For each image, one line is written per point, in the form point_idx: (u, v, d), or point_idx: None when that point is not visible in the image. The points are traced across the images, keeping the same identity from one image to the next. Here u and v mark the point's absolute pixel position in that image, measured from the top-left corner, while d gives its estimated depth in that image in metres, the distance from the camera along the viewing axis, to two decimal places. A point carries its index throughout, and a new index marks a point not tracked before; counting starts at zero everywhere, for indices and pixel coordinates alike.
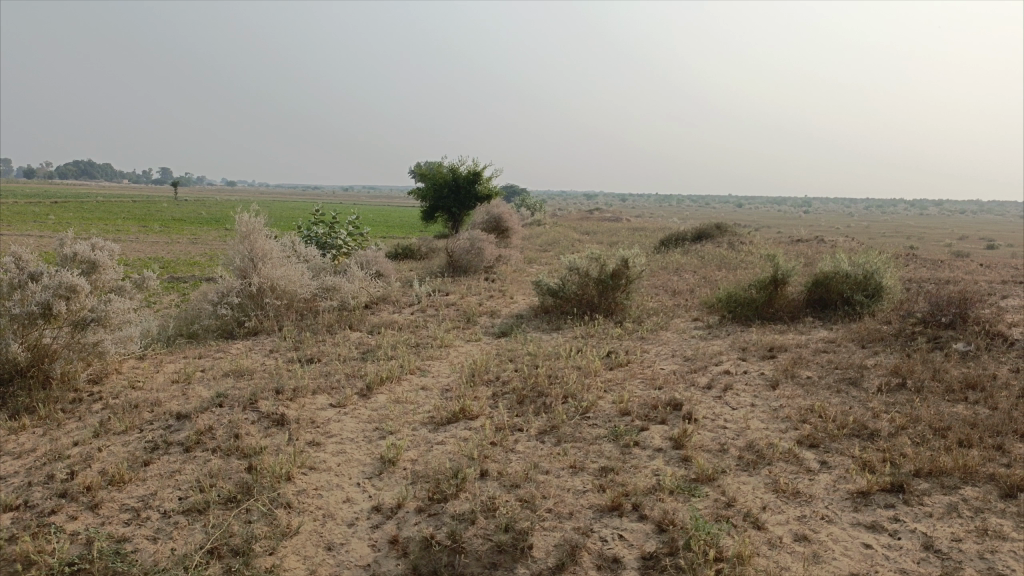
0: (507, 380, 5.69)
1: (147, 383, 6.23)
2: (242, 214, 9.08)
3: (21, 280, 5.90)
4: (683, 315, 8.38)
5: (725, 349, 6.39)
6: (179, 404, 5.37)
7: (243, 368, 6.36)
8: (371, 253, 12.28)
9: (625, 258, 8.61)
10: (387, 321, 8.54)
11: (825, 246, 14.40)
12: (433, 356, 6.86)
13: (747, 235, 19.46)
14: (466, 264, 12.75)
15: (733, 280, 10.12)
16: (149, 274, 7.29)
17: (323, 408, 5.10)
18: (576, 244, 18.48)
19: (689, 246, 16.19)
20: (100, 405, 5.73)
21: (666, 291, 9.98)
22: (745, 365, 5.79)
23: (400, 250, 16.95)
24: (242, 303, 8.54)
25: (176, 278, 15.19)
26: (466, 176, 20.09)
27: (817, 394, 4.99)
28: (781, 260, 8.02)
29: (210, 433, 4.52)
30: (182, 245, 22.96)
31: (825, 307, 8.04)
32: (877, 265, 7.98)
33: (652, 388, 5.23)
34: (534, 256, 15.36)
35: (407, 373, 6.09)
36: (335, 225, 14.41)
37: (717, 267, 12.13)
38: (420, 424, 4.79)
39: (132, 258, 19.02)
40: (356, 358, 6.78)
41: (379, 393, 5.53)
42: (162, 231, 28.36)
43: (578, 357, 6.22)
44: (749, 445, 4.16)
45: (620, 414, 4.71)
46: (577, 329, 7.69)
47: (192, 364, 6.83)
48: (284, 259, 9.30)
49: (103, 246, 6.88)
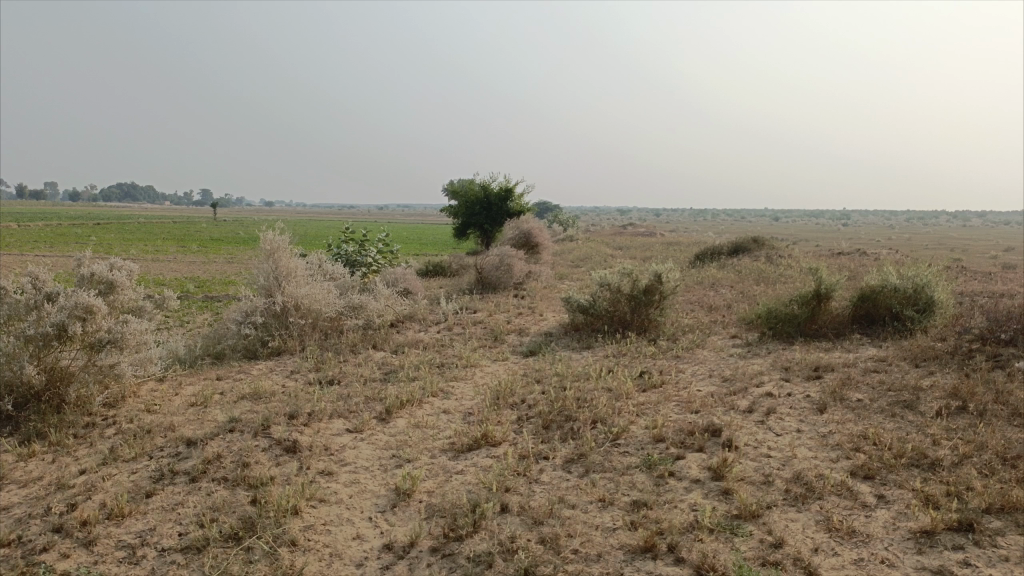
0: (533, 403, 5.37)
1: (164, 407, 6.05)
2: (268, 233, 8.93)
3: (37, 301, 5.78)
4: (721, 332, 8.00)
5: (766, 369, 6.00)
6: (193, 429, 5.16)
7: (262, 391, 6.15)
8: (399, 271, 12.09)
9: (658, 273, 8.26)
10: (413, 340, 8.30)
11: (869, 259, 13.86)
12: (457, 377, 6.58)
13: (785, 248, 18.94)
14: (495, 281, 12.49)
15: (773, 295, 9.70)
16: (170, 294, 7.13)
17: (339, 434, 4.83)
18: (609, 259, 18.12)
19: (725, 261, 15.76)
20: (114, 430, 5.56)
21: (702, 308, 9.59)
22: (788, 386, 5.38)
23: (431, 267, 16.80)
24: (266, 322, 8.38)
25: (208, 298, 15.19)
26: (497, 192, 19.90)
27: (870, 419, 4.59)
28: (824, 274, 7.58)
29: (218, 462, 4.28)
30: (217, 265, 23.08)
31: (872, 323, 7.59)
32: (927, 278, 7.53)
33: (689, 412, 4.87)
34: (567, 272, 15.06)
35: (429, 396, 5.81)
36: (364, 243, 14.27)
37: (755, 282, 11.71)
38: (439, 452, 4.49)
39: (165, 277, 19.19)
40: (377, 379, 6.53)
41: (399, 417, 5.26)
42: (200, 250, 28.79)
43: (609, 379, 5.88)
44: (796, 476, 3.79)
45: (654, 440, 4.36)
46: (608, 347, 7.35)
47: (211, 386, 6.65)
48: (309, 278, 9.12)
49: (122, 266, 6.73)
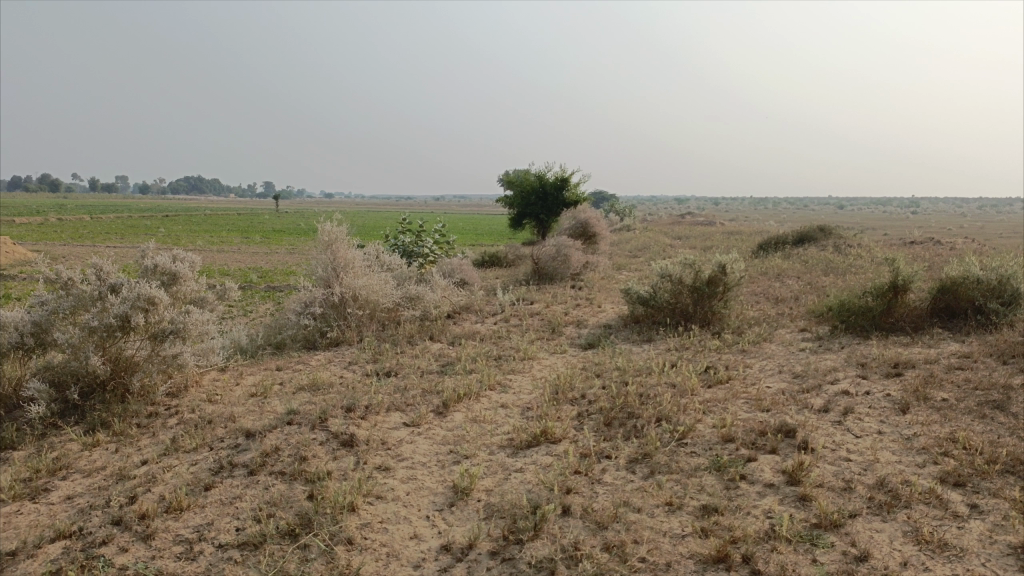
0: (593, 398, 5.20)
1: (224, 397, 6.09)
2: (326, 224, 8.95)
3: (102, 292, 5.87)
4: (789, 326, 7.67)
5: (841, 365, 5.69)
6: (252, 421, 5.16)
7: (320, 382, 6.13)
8: (456, 261, 12.03)
9: (722, 264, 7.98)
10: (470, 331, 8.20)
11: (946, 248, 13.19)
12: (515, 370, 6.45)
13: (853, 238, 18.24)
14: (552, 272, 12.34)
15: (843, 287, 9.29)
16: (230, 284, 7.18)
17: (396, 428, 4.75)
18: (669, 249, 17.75)
19: (791, 250, 15.25)
20: (175, 420, 5.61)
21: (768, 299, 9.24)
22: (866, 384, 5.08)
23: (487, 258, 16.73)
24: (325, 313, 8.41)
25: (269, 287, 15.47)
26: (553, 182, 19.70)
27: (958, 420, 4.27)
28: (901, 265, 7.18)
29: (275, 455, 4.25)
30: (279, 256, 23.54)
31: (953, 316, 7.16)
32: (1014, 268, 7.05)
33: (759, 411, 4.63)
34: (625, 262, 14.80)
35: (486, 389, 5.69)
36: (421, 233, 14.28)
37: (823, 272, 11.26)
38: (498, 449, 4.36)
39: (229, 267, 19.66)
40: (434, 372, 6.45)
41: (456, 411, 5.15)
42: (263, 241, 29.48)
43: (672, 374, 5.66)
44: (879, 482, 3.53)
45: (723, 440, 4.14)
46: (671, 341, 7.12)
47: (270, 376, 6.68)
48: (367, 268, 9.12)
49: (185, 257, 6.79)
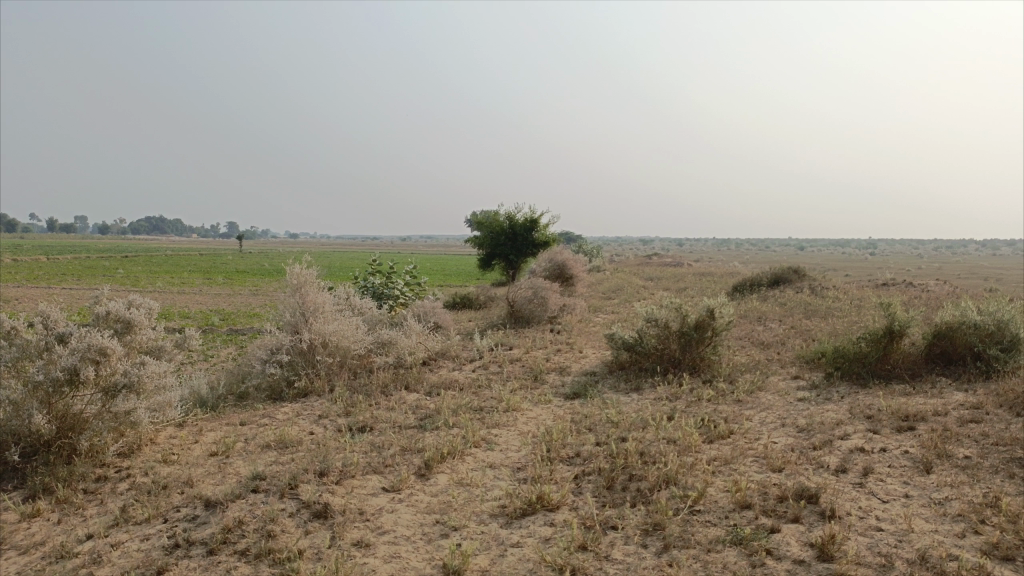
0: (589, 456, 4.80)
1: (182, 457, 5.57)
2: (294, 266, 8.50)
3: (49, 343, 5.35)
4: (781, 373, 7.38)
5: (847, 418, 5.38)
6: (213, 486, 4.66)
7: (288, 440, 5.64)
8: (429, 304, 11.61)
9: (710, 308, 7.68)
10: (447, 380, 7.77)
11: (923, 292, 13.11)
12: (499, 423, 6.03)
13: (826, 279, 18.21)
14: (528, 315, 11.97)
15: (830, 331, 9.06)
16: (190, 332, 6.67)
17: (374, 495, 4.29)
18: (644, 291, 17.52)
19: (767, 292, 15.11)
20: (126, 484, 5.08)
21: (754, 344, 8.97)
22: (879, 439, 4.76)
23: (459, 299, 16.34)
24: (293, 360, 7.92)
25: (233, 331, 14.86)
26: (524, 223, 19.46)
27: (988, 480, 3.95)
28: (896, 310, 6.95)
29: (239, 530, 3.76)
30: (243, 297, 22.87)
31: (950, 363, 6.95)
32: (1011, 313, 6.86)
33: (772, 471, 4.27)
34: (601, 305, 14.50)
35: (471, 447, 5.26)
36: (392, 274, 13.85)
37: (805, 316, 11.05)
38: (489, 518, 3.93)
39: (192, 310, 18.97)
40: (412, 426, 6.00)
41: (440, 473, 4.71)
42: (226, 282, 28.82)
43: (670, 428, 5.29)
44: (920, 557, 3.18)
45: (739, 507, 3.77)
46: (661, 390, 6.77)
47: (232, 433, 6.16)
48: (337, 313, 8.66)
49: (142, 303, 6.29)
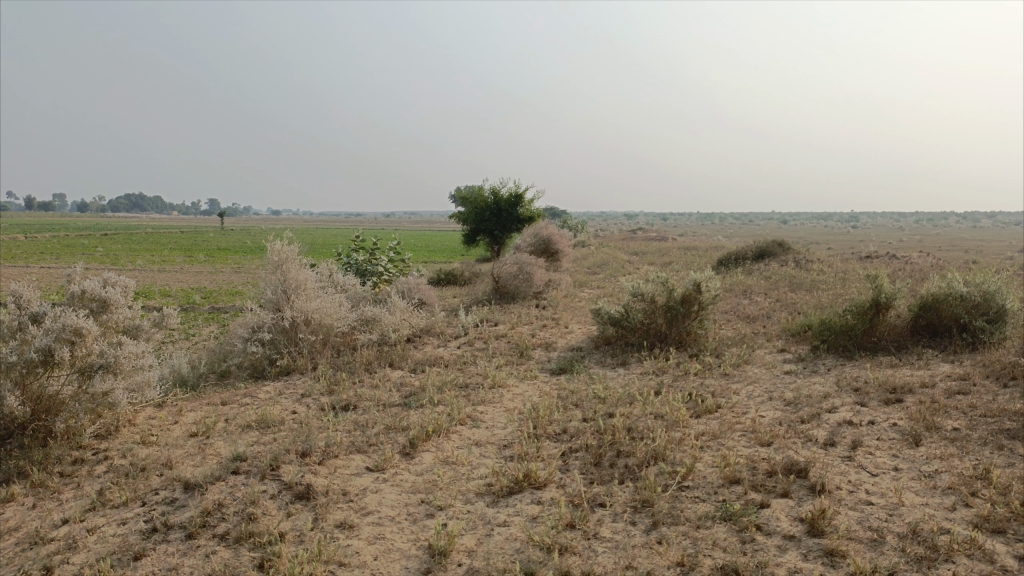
0: (576, 432, 4.73)
1: (162, 438, 5.46)
2: (275, 242, 8.35)
3: (22, 323, 5.20)
4: (767, 346, 7.35)
5: (834, 390, 5.35)
6: (193, 468, 4.56)
7: (270, 420, 5.54)
8: (413, 280, 11.49)
9: (696, 282, 7.62)
10: (432, 357, 7.68)
11: (907, 265, 13.13)
12: (485, 400, 5.96)
13: (810, 253, 18.24)
14: (513, 291, 11.88)
15: (815, 304, 9.05)
16: (168, 311, 6.54)
17: (358, 475, 4.21)
18: (630, 265, 17.46)
19: (752, 266, 15.09)
20: (104, 466, 4.96)
21: (740, 317, 8.94)
22: (867, 412, 4.73)
23: (443, 276, 16.22)
24: (275, 339, 7.80)
25: (215, 309, 14.68)
26: (508, 198, 19.30)
27: (977, 452, 3.93)
28: (883, 282, 6.92)
29: (219, 514, 3.67)
30: (225, 275, 22.60)
31: (936, 334, 6.95)
32: (997, 285, 6.85)
33: (760, 446, 4.23)
34: (586, 280, 14.42)
35: (456, 425, 5.19)
36: (375, 251, 13.69)
37: (791, 289, 11.03)
38: (475, 497, 3.86)
39: (173, 288, 18.71)
40: (397, 404, 5.92)
41: (425, 451, 4.63)
42: (208, 260, 28.50)
43: (658, 403, 5.24)
44: (911, 530, 3.15)
45: (728, 482, 3.72)
46: (647, 365, 6.72)
47: (214, 413, 6.06)
48: (319, 290, 8.53)
49: (117, 282, 6.13)
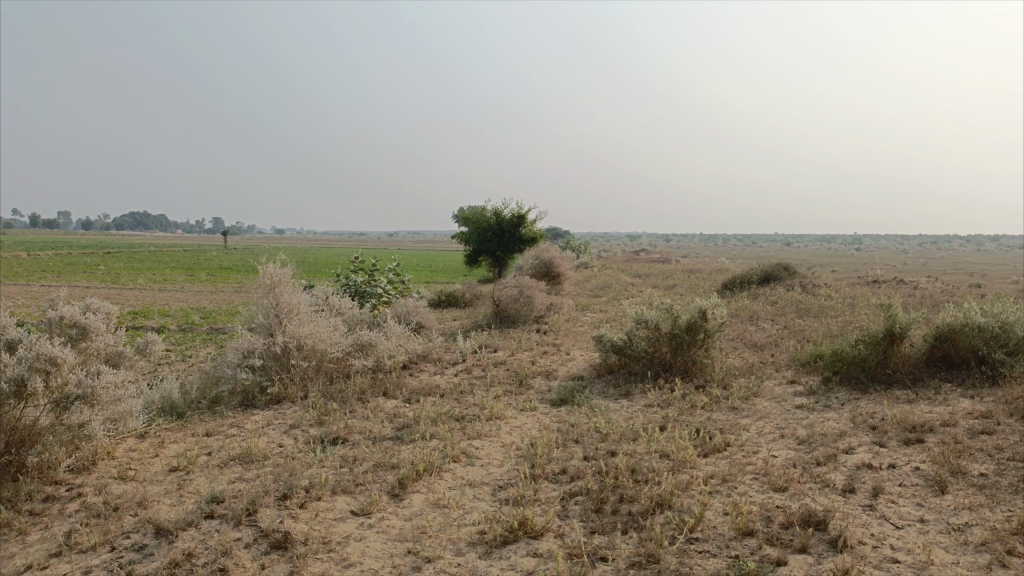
0: (577, 473, 4.45)
1: (140, 472, 5.17)
2: (268, 264, 8.11)
3: None
4: (777, 377, 7.07)
5: (850, 428, 5.07)
6: (168, 509, 4.27)
7: (255, 455, 5.26)
8: (412, 303, 11.24)
9: (702, 310, 7.36)
10: (428, 385, 7.41)
11: (917, 291, 12.85)
12: (482, 434, 5.68)
13: (817, 277, 17.94)
14: (513, 314, 11.62)
15: (826, 332, 8.76)
16: (153, 339, 6.30)
17: (343, 519, 3.93)
18: (633, 288, 17.19)
19: (758, 290, 14.82)
20: (76, 502, 4.67)
21: (747, 345, 8.66)
22: (886, 455, 4.45)
23: (444, 297, 15.98)
24: (266, 365, 7.54)
25: (213, 329, 14.43)
26: (510, 219, 19.10)
27: (1009, 502, 3.65)
28: (897, 311, 6.64)
29: (187, 565, 3.39)
30: (225, 294, 22.41)
31: (953, 367, 6.66)
32: (1016, 315, 6.58)
33: (774, 491, 3.95)
34: (588, 303, 14.17)
35: (449, 462, 4.90)
36: (374, 272, 13.46)
37: (798, 315, 10.76)
38: (467, 547, 3.57)
39: (172, 307, 18.51)
40: (389, 437, 5.64)
41: (415, 492, 4.35)
42: (209, 279, 28.31)
43: (664, 441, 4.95)
44: None
45: (741, 534, 3.44)
46: (651, 396, 6.44)
47: (197, 445, 5.77)
48: (313, 314, 8.27)
49: (99, 307, 5.89)
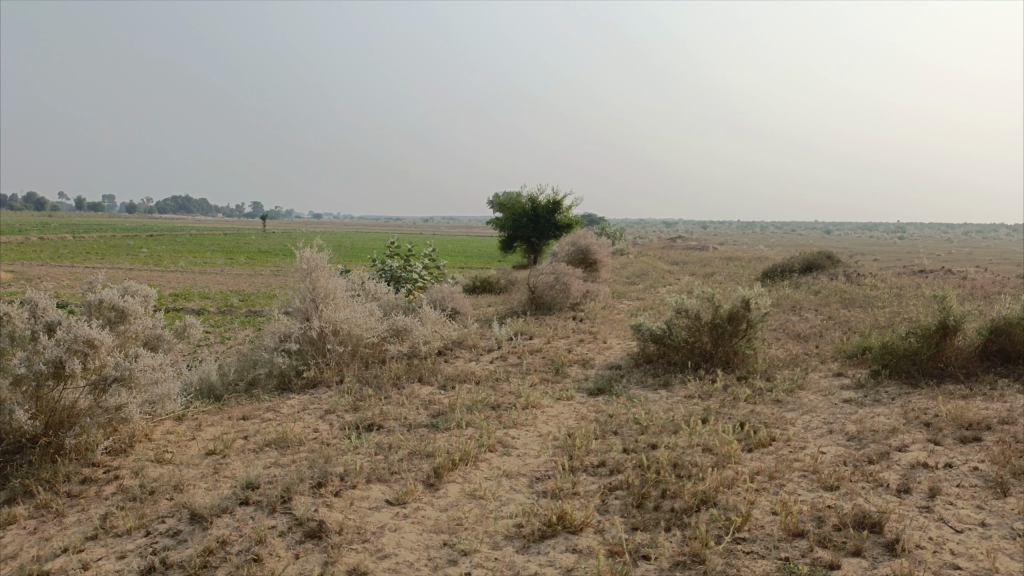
0: (616, 466, 4.33)
1: (177, 455, 5.18)
2: (305, 249, 8.09)
3: (35, 332, 4.95)
4: (822, 369, 6.85)
5: (902, 424, 4.86)
6: (203, 494, 4.26)
7: (290, 441, 5.23)
8: (447, 288, 11.18)
9: (745, 299, 7.15)
10: (463, 372, 7.34)
11: (967, 282, 12.41)
12: (518, 423, 5.58)
13: (861, 266, 17.47)
14: (549, 301, 11.50)
15: (873, 323, 8.48)
16: (191, 322, 6.31)
17: (377, 509, 3.86)
18: (670, 276, 16.94)
19: (799, 279, 14.48)
20: (113, 484, 4.68)
21: (790, 336, 8.43)
22: (943, 453, 4.25)
23: (479, 283, 15.91)
24: (302, 349, 7.53)
25: (251, 312, 14.56)
26: (545, 205, 18.93)
27: None
28: (951, 303, 6.38)
29: (222, 554, 3.36)
30: (263, 278, 22.62)
31: (1009, 361, 6.39)
32: None
33: (824, 490, 3.79)
34: (625, 291, 13.98)
35: (486, 452, 4.81)
36: (410, 257, 13.43)
37: (843, 305, 10.47)
38: (504, 541, 3.48)
39: (212, 290, 18.73)
40: (424, 424, 5.58)
41: (451, 483, 4.27)
42: (248, 262, 28.64)
43: (706, 434, 4.80)
44: None
45: (790, 535, 3.29)
46: (692, 388, 6.28)
47: (234, 429, 5.77)
48: (349, 299, 8.24)
49: (138, 290, 5.91)
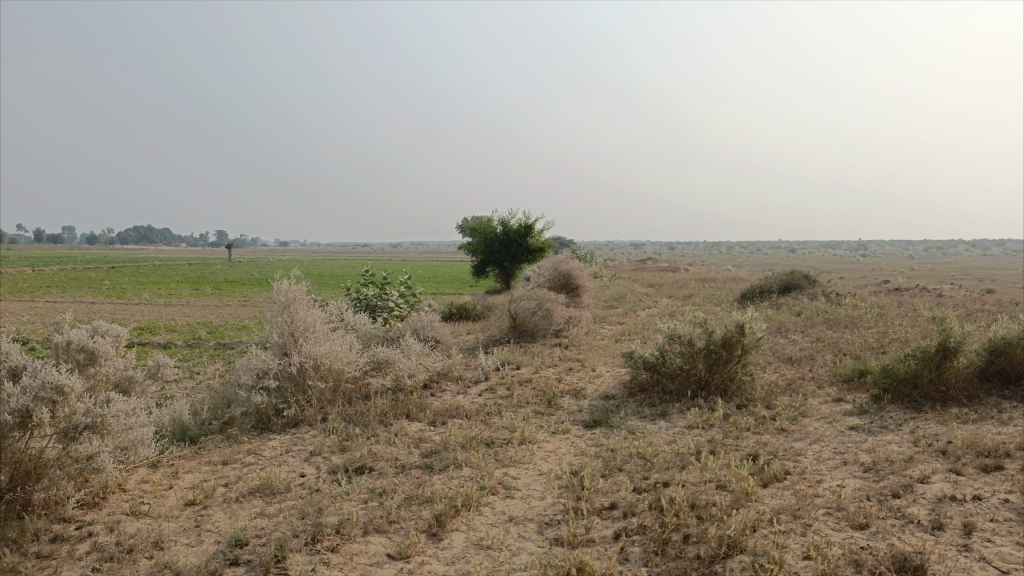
0: (629, 507, 4.09)
1: (154, 506, 4.83)
2: (282, 280, 7.78)
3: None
4: (821, 394, 6.70)
5: (918, 453, 4.70)
6: (186, 551, 3.93)
7: (277, 488, 4.91)
8: (427, 317, 10.90)
9: (739, 324, 6.99)
10: (452, 406, 7.05)
11: (945, 301, 12.44)
12: (516, 461, 5.32)
13: (835, 285, 17.54)
14: (531, 328, 11.27)
15: (864, 345, 8.38)
16: (165, 361, 5.97)
17: (379, 565, 3.57)
18: (648, 299, 16.83)
19: (778, 300, 14.43)
20: (85, 541, 4.32)
21: (782, 360, 8.29)
22: (967, 484, 4.09)
23: (456, 310, 15.64)
24: (281, 386, 7.19)
25: (222, 345, 14.10)
26: (519, 229, 18.78)
27: None
28: (949, 325, 6.28)
29: None
30: (231, 309, 22.04)
31: (1009, 382, 6.30)
32: None
33: (853, 529, 3.59)
34: (606, 315, 13.81)
35: (487, 495, 4.54)
36: (385, 286, 13.13)
37: (828, 326, 10.39)
38: None
39: (179, 322, 18.16)
40: (417, 465, 5.29)
41: (455, 531, 4.00)
42: (215, 293, 28.05)
43: (718, 469, 4.59)
44: None
45: None
46: (692, 417, 6.07)
47: (214, 476, 5.42)
48: (329, 331, 7.93)
49: (109, 330, 5.57)
